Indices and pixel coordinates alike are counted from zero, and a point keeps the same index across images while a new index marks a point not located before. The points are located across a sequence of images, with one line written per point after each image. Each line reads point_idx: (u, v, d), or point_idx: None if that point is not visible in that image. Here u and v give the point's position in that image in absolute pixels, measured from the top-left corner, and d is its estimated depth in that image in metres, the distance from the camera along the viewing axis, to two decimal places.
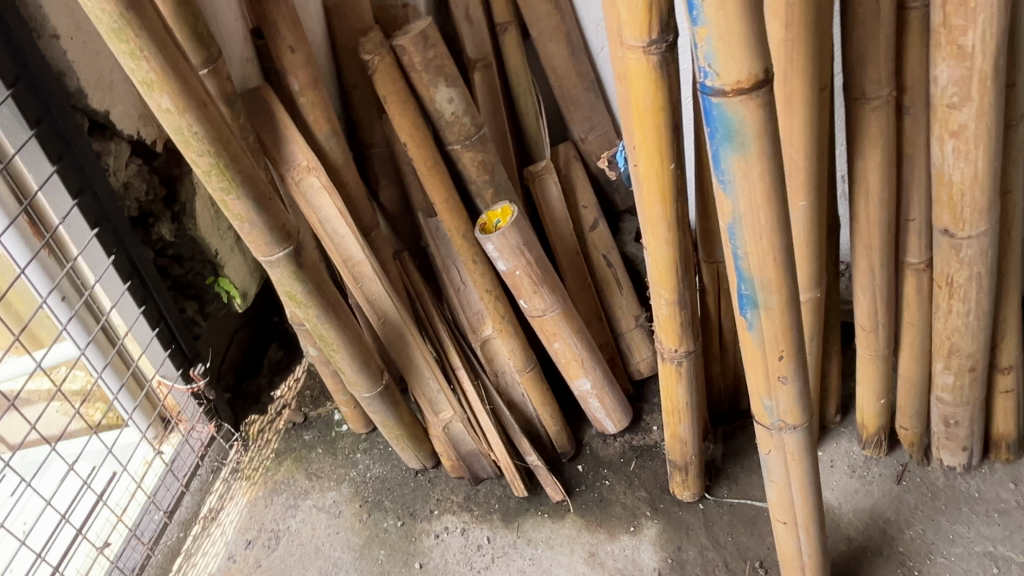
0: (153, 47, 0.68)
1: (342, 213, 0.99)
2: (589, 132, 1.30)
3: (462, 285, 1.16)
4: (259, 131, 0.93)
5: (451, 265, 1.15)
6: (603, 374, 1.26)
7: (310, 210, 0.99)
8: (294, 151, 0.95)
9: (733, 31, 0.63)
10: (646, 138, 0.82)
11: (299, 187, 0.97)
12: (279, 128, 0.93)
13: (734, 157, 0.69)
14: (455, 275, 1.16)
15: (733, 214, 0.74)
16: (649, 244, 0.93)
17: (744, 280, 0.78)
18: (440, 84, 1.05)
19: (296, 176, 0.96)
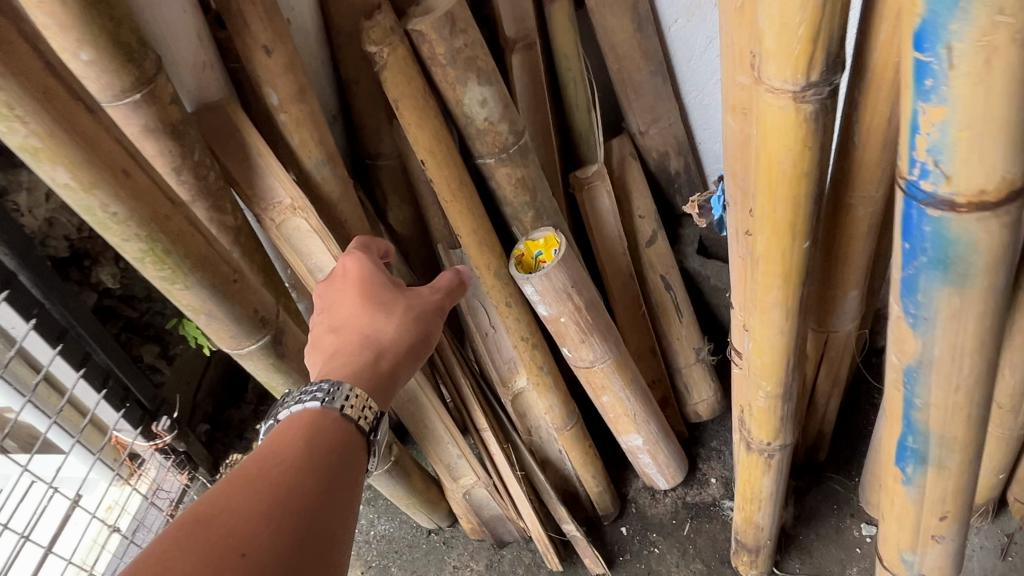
0: (34, 100, 0.43)
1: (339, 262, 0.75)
2: (652, 124, 1.03)
3: (492, 328, 0.92)
4: (223, 162, 0.67)
5: (478, 306, 0.91)
6: (658, 427, 1.03)
7: (296, 256, 0.75)
8: (274, 185, 0.69)
9: (993, 117, 0.37)
10: (774, 210, 0.57)
11: (283, 230, 0.72)
12: (251, 156, 0.68)
13: (945, 291, 0.45)
14: (483, 317, 0.92)
15: (919, 357, 0.49)
16: (753, 329, 0.69)
17: (913, 431, 0.54)
18: (470, 82, 0.78)
19: (277, 217, 0.71)
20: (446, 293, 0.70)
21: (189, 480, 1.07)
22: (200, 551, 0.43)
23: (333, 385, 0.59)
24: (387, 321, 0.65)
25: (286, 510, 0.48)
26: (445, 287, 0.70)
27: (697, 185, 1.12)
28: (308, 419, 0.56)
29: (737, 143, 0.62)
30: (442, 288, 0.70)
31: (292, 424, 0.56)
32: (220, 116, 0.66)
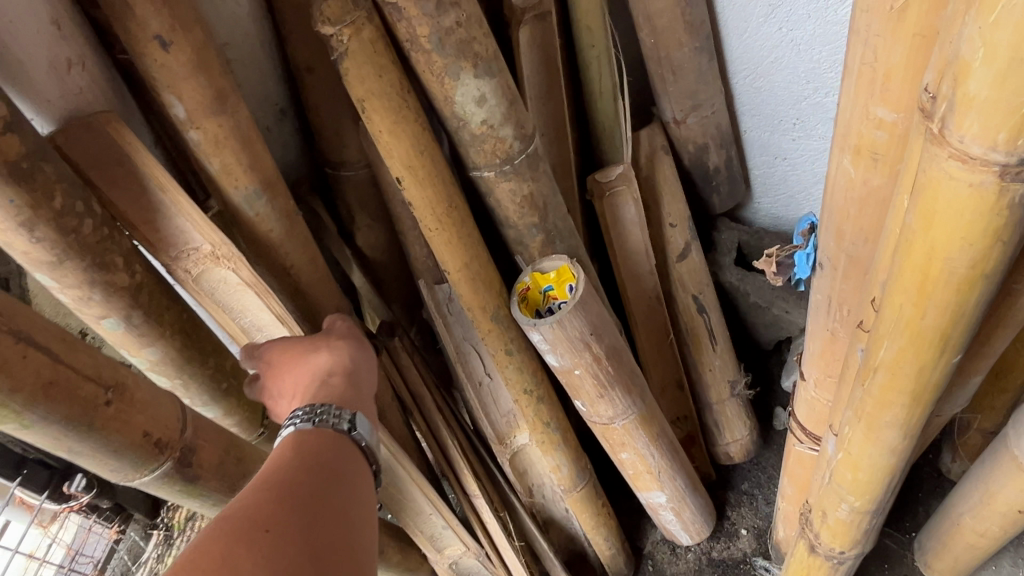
0: None
1: (283, 323, 0.55)
2: (690, 112, 0.82)
3: (487, 377, 0.73)
4: (111, 200, 0.47)
5: (471, 350, 0.72)
6: (684, 482, 0.85)
7: (224, 317, 0.55)
8: (186, 229, 0.49)
9: None
10: (921, 318, 0.38)
11: (203, 284, 0.52)
12: (152, 190, 0.48)
13: None
14: (476, 364, 0.72)
15: None
16: (847, 439, 0.50)
17: None
18: (463, 74, 0.57)
19: (194, 270, 0.51)
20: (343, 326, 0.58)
21: (118, 535, 0.90)
22: (219, 537, 0.35)
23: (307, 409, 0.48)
24: (324, 368, 0.52)
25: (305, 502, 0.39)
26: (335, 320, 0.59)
27: (738, 183, 0.92)
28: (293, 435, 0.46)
29: (854, 201, 0.43)
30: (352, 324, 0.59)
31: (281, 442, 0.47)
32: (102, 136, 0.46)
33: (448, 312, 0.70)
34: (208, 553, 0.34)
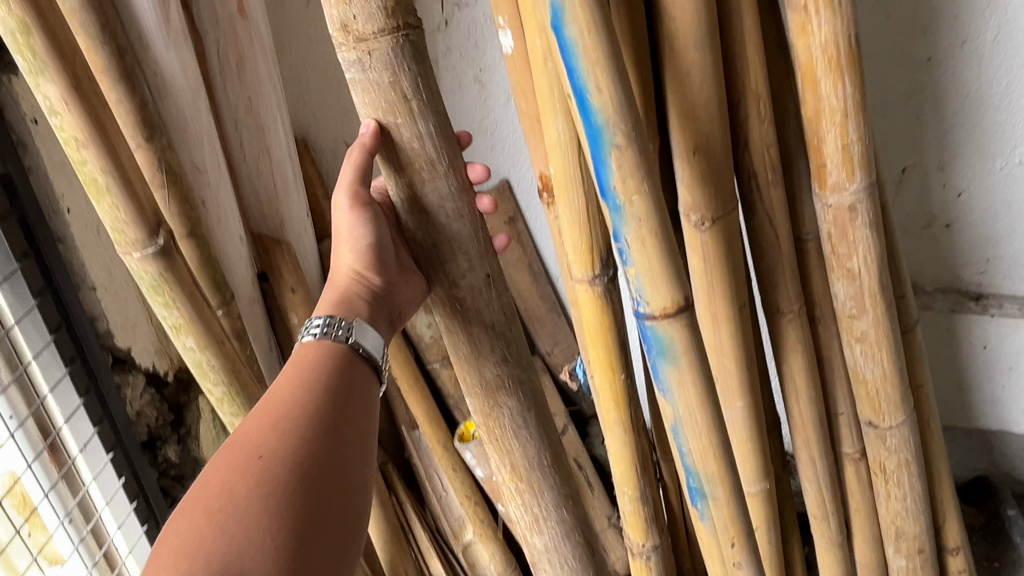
0: (185, 298, 0.82)
1: (417, 106, 0.74)
2: (555, 346, 1.43)
3: (469, 273, 0.85)
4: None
5: (456, 226, 0.82)
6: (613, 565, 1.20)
7: (375, 107, 0.74)
8: (358, 4, 0.68)
9: (655, 270, 0.79)
10: (600, 355, 0.97)
11: (389, 75, 0.72)
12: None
13: (669, 368, 0.85)
14: (454, 261, 0.84)
15: (675, 416, 0.89)
16: (609, 445, 1.06)
17: (692, 473, 0.93)
18: (419, 311, 1.21)
19: (406, 52, 0.72)
20: (454, 164, 0.79)
21: None
22: (269, 416, 0.76)
23: (328, 319, 0.83)
24: (350, 271, 0.86)
25: (343, 383, 0.81)
26: (458, 182, 0.80)
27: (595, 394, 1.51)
28: (317, 336, 0.83)
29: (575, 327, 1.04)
30: (413, 143, 0.76)
31: (302, 344, 0.83)
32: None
33: (445, 164, 0.78)
34: (264, 420, 0.75)
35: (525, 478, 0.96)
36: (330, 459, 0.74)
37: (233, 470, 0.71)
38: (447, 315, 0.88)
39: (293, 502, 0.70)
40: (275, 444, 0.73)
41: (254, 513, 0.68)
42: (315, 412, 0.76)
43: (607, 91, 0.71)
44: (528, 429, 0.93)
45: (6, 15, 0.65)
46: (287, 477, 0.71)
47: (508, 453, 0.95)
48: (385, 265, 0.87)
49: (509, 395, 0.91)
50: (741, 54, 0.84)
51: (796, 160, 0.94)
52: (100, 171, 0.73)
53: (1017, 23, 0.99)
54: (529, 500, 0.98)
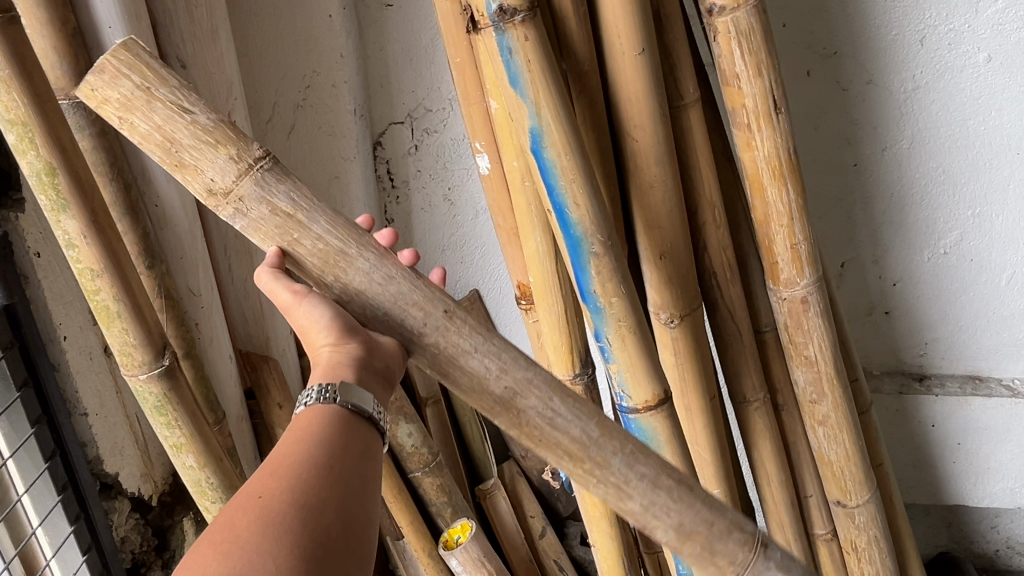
0: (186, 416, 0.85)
1: (303, 210, 0.63)
2: (528, 449, 1.46)
3: (427, 321, 0.65)
4: (184, 165, 0.61)
5: (393, 287, 0.65)
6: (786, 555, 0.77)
7: (268, 235, 0.63)
8: (207, 167, 0.61)
9: (635, 365, 0.86)
10: None
11: (267, 206, 0.62)
12: (200, 126, 0.60)
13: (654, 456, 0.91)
14: (407, 314, 0.65)
15: None
16: (595, 540, 1.10)
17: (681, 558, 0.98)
18: (401, 421, 1.18)
19: (278, 180, 0.62)
20: (363, 238, 0.65)
21: None
22: (270, 465, 0.56)
23: (317, 389, 0.59)
24: (325, 345, 0.61)
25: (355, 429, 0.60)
26: (374, 251, 0.65)
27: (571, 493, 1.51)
28: (311, 407, 0.59)
29: None
30: (317, 249, 0.63)
31: (298, 415, 0.60)
32: (207, 111, 0.61)
33: (354, 243, 0.64)
34: (263, 472, 0.56)
35: (587, 459, 0.68)
36: (350, 499, 0.56)
37: (224, 530, 0.52)
38: (431, 364, 0.66)
39: (304, 543, 0.52)
40: (277, 498, 0.54)
41: (254, 556, 0.50)
42: (325, 457, 0.56)
43: (584, 206, 0.79)
44: (565, 413, 0.68)
45: (35, 158, 0.73)
46: (296, 516, 0.53)
47: (558, 449, 0.68)
48: (361, 331, 0.64)
49: (530, 392, 0.67)
50: (695, 168, 0.94)
51: (749, 260, 1.03)
52: (112, 298, 0.78)
53: (927, 132, 1.13)
54: (607, 486, 0.69)
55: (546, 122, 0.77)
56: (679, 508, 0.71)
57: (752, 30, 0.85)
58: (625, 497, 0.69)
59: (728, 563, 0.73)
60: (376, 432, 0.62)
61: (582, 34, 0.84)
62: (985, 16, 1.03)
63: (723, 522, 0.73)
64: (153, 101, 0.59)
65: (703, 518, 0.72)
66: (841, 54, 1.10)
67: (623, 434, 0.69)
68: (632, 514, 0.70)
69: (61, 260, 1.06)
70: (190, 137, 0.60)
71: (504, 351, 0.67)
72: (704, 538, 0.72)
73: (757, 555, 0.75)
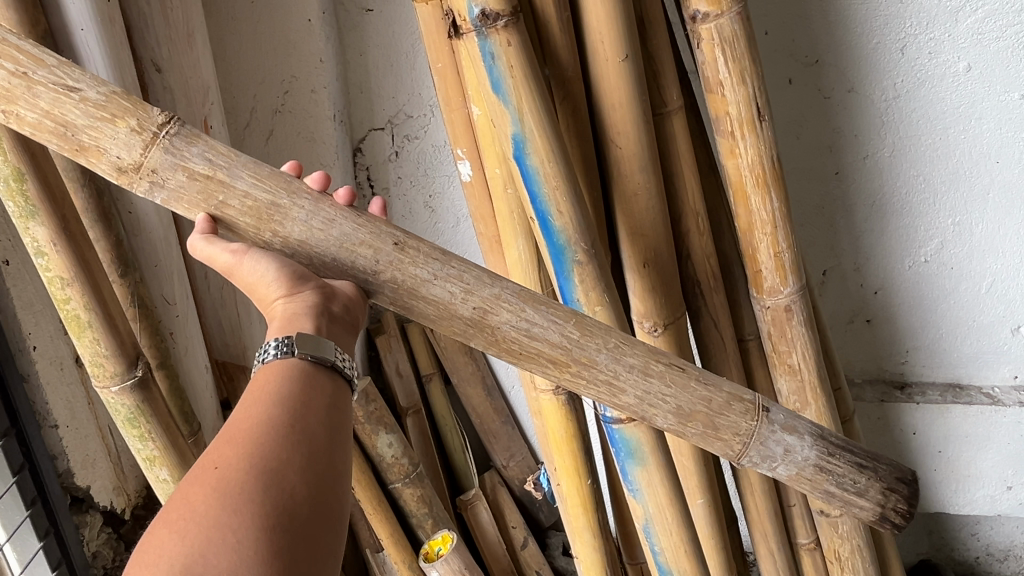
0: (160, 429, 0.83)
1: (222, 165, 0.64)
2: (510, 458, 1.45)
3: (379, 258, 0.66)
4: (83, 145, 0.62)
5: (335, 230, 0.66)
6: (791, 416, 0.78)
7: (189, 203, 0.64)
8: (110, 144, 0.62)
9: None
10: (567, 461, 1.00)
11: (181, 171, 0.63)
12: (91, 103, 0.62)
13: (638, 467, 0.90)
14: (356, 255, 0.66)
15: (646, 515, 0.94)
16: (578, 551, 1.08)
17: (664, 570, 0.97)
18: (380, 431, 1.16)
19: (187, 143, 0.64)
20: (292, 186, 0.66)
21: None
22: (225, 435, 0.55)
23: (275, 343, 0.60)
24: (278, 297, 0.62)
25: (314, 394, 0.59)
26: (308, 198, 0.66)
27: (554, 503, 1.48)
28: (270, 362, 0.60)
29: None
30: (246, 208, 0.64)
31: (258, 370, 0.60)
32: (95, 87, 0.62)
33: (285, 193, 0.65)
34: (219, 443, 0.55)
35: (572, 362, 0.69)
36: (314, 466, 0.55)
37: (182, 502, 0.51)
38: (393, 301, 0.67)
39: (266, 511, 0.50)
40: (235, 464, 0.52)
41: (215, 528, 0.49)
42: (281, 422, 0.55)
43: (567, 213, 0.78)
44: (541, 320, 0.69)
45: (2, 163, 0.71)
46: (257, 485, 0.51)
47: (541, 359, 0.69)
48: (311, 279, 0.64)
49: (500, 308, 0.68)
50: (678, 175, 0.94)
51: (732, 268, 1.02)
52: (83, 307, 0.76)
53: (909, 140, 1.13)
54: (597, 384, 0.70)
55: (529, 129, 0.75)
56: (674, 391, 0.72)
57: (735, 37, 0.84)
58: (618, 392, 0.71)
59: (733, 434, 0.75)
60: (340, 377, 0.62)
61: (565, 41, 0.83)
62: (966, 25, 1.03)
63: (722, 397, 0.74)
64: (33, 86, 0.61)
65: (700, 396, 0.73)
66: (823, 63, 1.09)
67: (603, 330, 0.70)
68: (629, 408, 0.72)
69: (31, 268, 1.03)
70: (82, 116, 0.62)
71: (464, 273, 0.67)
72: (705, 416, 0.74)
73: (762, 422, 0.75)
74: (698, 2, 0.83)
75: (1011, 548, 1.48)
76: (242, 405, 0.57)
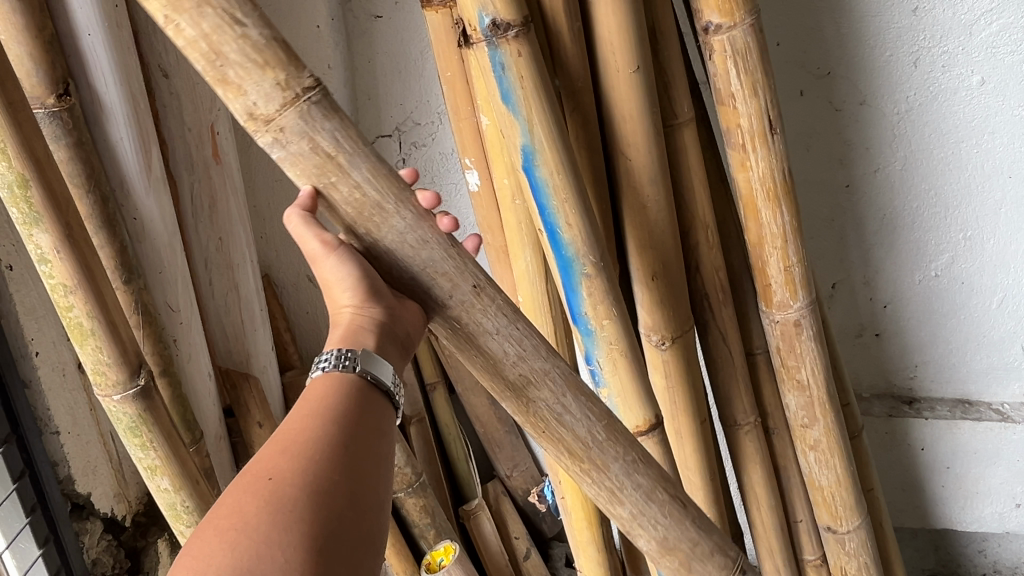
0: (162, 437, 0.82)
1: (344, 155, 0.55)
2: (514, 468, 1.44)
3: (454, 294, 0.60)
4: (225, 79, 0.51)
5: (425, 252, 0.59)
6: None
7: (301, 173, 0.55)
8: (250, 88, 0.52)
9: (627, 390, 0.85)
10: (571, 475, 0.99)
11: (307, 143, 0.54)
12: (250, 42, 0.51)
13: None
14: (435, 283, 0.60)
15: None
16: (582, 565, 1.07)
17: None
18: None
19: (325, 116, 0.54)
20: (404, 194, 0.58)
21: None
22: (276, 445, 0.54)
23: (334, 354, 0.58)
24: (348, 306, 0.60)
25: (367, 407, 0.58)
26: (413, 210, 0.58)
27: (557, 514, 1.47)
28: (327, 373, 0.58)
29: None
30: (353, 198, 0.56)
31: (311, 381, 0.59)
32: (260, 26, 0.51)
33: (394, 198, 0.57)
34: (270, 452, 0.54)
35: (587, 459, 0.66)
36: (363, 485, 0.54)
37: (232, 513, 0.50)
38: (449, 331, 0.62)
39: (315, 530, 0.49)
40: (287, 478, 0.51)
41: (263, 545, 0.48)
42: (335, 436, 0.54)
43: (576, 226, 0.77)
44: (575, 410, 0.65)
45: (7, 170, 0.70)
46: (308, 503, 0.50)
47: (559, 444, 0.66)
48: (385, 291, 0.61)
49: (544, 384, 0.64)
50: (687, 186, 0.93)
51: (742, 282, 1.01)
52: (86, 315, 0.75)
53: (921, 153, 1.12)
54: (599, 487, 0.67)
55: (539, 141, 0.74)
56: (667, 522, 0.69)
57: (748, 49, 0.83)
58: (616, 502, 0.68)
59: None
60: (389, 406, 0.60)
61: (576, 51, 0.82)
62: (980, 39, 1.02)
63: (707, 544, 0.73)
64: (204, 5, 0.49)
65: (688, 536, 0.71)
66: (834, 75, 1.08)
67: (628, 441, 0.67)
68: (619, 518, 0.69)
69: (35, 274, 1.03)
70: (238, 51, 0.51)
71: (526, 337, 0.63)
72: (684, 556, 0.72)
73: None
74: (711, 13, 0.82)
75: (1018, 566, 1.46)
76: (295, 414, 0.56)
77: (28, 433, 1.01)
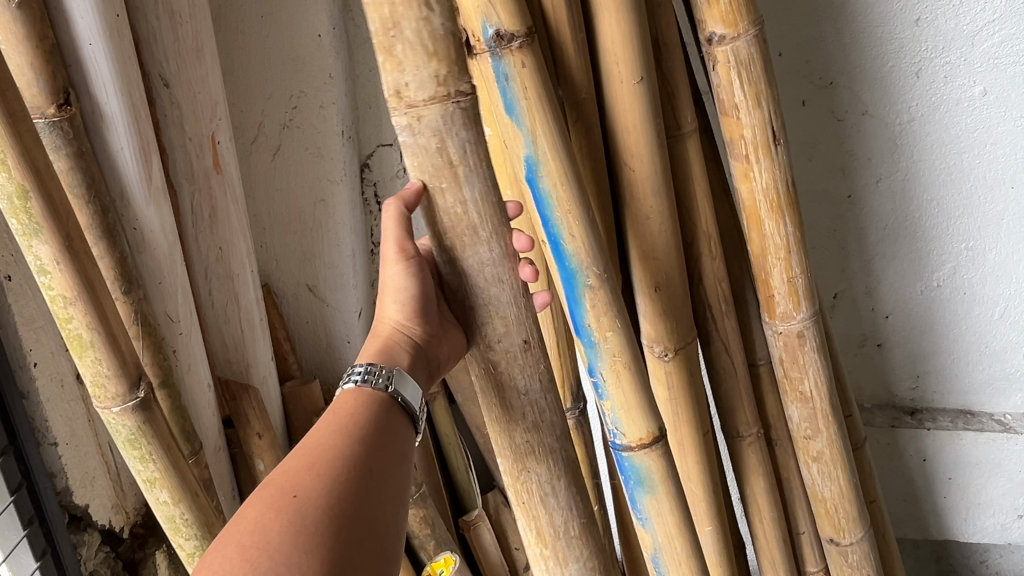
0: (161, 450, 0.81)
1: (462, 170, 0.64)
2: None
3: (503, 339, 0.71)
4: (393, 53, 0.60)
5: (496, 290, 0.69)
6: None
7: (417, 162, 0.65)
8: (410, 70, 0.61)
9: (631, 404, 0.84)
10: None
11: (435, 142, 0.63)
12: (429, 29, 0.60)
13: (648, 496, 0.90)
14: (490, 323, 0.71)
15: (654, 544, 0.93)
16: None
17: None
18: None
19: (463, 123, 0.63)
20: (500, 228, 0.67)
21: None
22: (298, 471, 0.59)
23: (369, 367, 0.68)
24: (394, 321, 0.72)
25: (383, 445, 0.63)
26: (502, 248, 0.68)
27: None
28: (355, 389, 0.67)
29: None
30: (453, 211, 0.66)
31: (341, 393, 0.67)
32: (444, 17, 0.60)
33: (489, 230, 0.67)
34: (292, 477, 0.59)
35: (551, 547, 0.77)
36: (375, 517, 0.58)
37: (255, 532, 0.55)
38: (482, 362, 0.73)
39: (332, 556, 0.54)
40: (307, 504, 0.56)
41: (282, 565, 0.52)
42: (352, 470, 0.60)
43: (580, 237, 0.77)
44: (559, 498, 0.76)
45: (6, 180, 0.69)
46: (326, 529, 0.55)
47: (535, 521, 0.76)
48: (434, 313, 0.73)
49: (540, 467, 0.75)
50: (690, 197, 0.92)
51: (744, 293, 1.01)
52: (85, 327, 0.74)
53: (923, 164, 1.11)
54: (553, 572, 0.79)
55: (542, 151, 0.74)
56: None
57: (752, 59, 0.83)
58: None
59: None
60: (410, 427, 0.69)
61: (580, 62, 0.81)
62: (982, 49, 1.02)
63: None
64: None
65: None
66: (837, 85, 1.08)
67: (594, 548, 0.78)
68: None
69: (33, 283, 1.02)
70: (415, 35, 0.59)
71: (548, 411, 0.74)
72: None
73: None
74: (715, 24, 0.82)
75: None
76: (316, 444, 0.62)
77: (26, 445, 1.01)
